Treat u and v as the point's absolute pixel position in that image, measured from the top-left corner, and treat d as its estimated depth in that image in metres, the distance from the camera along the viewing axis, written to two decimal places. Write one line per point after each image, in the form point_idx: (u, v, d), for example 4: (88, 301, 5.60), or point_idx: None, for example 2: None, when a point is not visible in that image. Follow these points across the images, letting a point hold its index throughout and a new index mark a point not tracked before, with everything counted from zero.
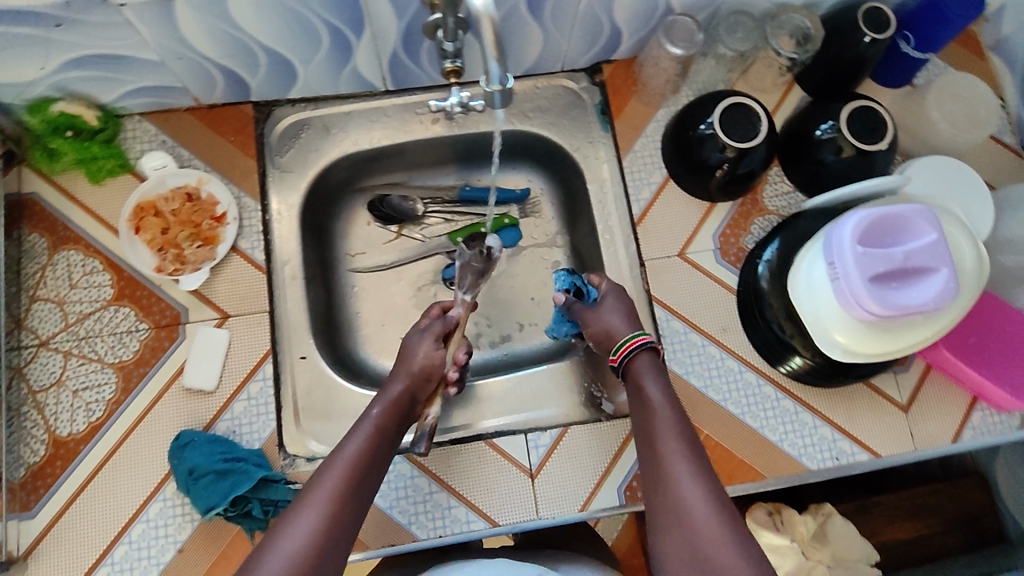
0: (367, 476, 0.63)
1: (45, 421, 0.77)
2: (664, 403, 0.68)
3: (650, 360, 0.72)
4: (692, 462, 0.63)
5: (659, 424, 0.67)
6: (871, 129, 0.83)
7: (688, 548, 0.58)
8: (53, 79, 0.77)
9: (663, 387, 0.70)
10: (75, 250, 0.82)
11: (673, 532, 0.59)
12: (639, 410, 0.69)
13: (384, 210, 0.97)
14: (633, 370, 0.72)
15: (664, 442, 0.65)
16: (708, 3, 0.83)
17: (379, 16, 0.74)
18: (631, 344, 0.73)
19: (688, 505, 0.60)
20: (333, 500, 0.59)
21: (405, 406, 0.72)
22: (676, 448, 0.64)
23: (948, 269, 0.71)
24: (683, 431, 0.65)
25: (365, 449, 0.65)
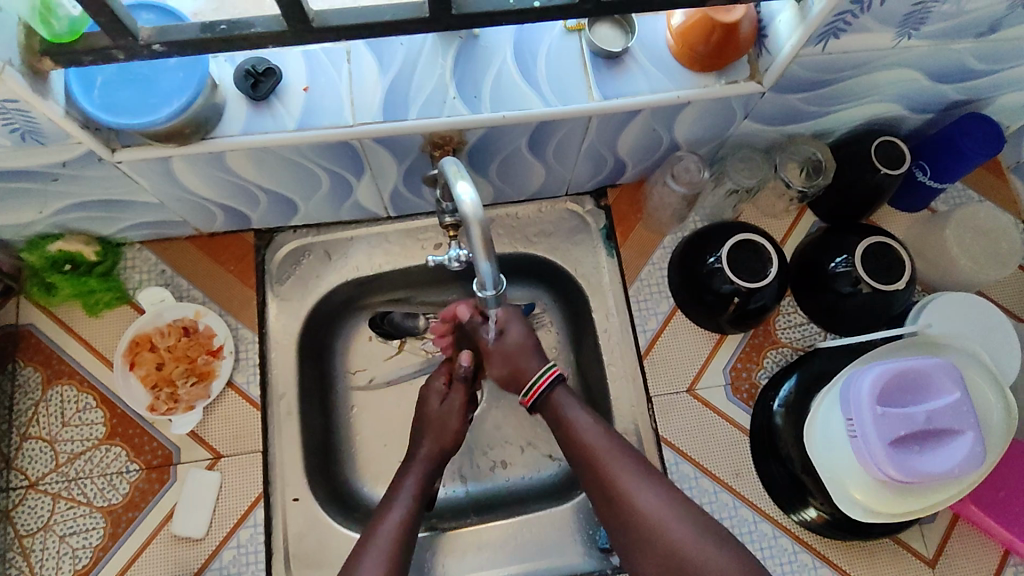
0: (407, 543, 0.71)
1: (30, 569, 0.75)
2: (590, 424, 0.72)
3: (565, 391, 0.75)
4: (642, 473, 0.69)
5: (597, 448, 0.70)
6: (887, 268, 0.80)
7: (661, 552, 0.64)
8: (53, 220, 0.76)
9: (584, 408, 0.74)
10: (69, 385, 0.81)
11: (652, 547, 0.65)
12: (570, 442, 0.72)
13: (386, 327, 0.93)
14: (555, 400, 0.74)
15: (610, 463, 0.69)
16: (714, 137, 0.81)
17: (379, 162, 0.74)
18: (543, 380, 0.74)
19: (652, 514, 0.66)
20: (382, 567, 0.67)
21: (439, 460, 0.79)
22: (615, 459, 0.69)
23: (974, 432, 0.67)
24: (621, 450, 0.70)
25: (403, 508, 0.73)
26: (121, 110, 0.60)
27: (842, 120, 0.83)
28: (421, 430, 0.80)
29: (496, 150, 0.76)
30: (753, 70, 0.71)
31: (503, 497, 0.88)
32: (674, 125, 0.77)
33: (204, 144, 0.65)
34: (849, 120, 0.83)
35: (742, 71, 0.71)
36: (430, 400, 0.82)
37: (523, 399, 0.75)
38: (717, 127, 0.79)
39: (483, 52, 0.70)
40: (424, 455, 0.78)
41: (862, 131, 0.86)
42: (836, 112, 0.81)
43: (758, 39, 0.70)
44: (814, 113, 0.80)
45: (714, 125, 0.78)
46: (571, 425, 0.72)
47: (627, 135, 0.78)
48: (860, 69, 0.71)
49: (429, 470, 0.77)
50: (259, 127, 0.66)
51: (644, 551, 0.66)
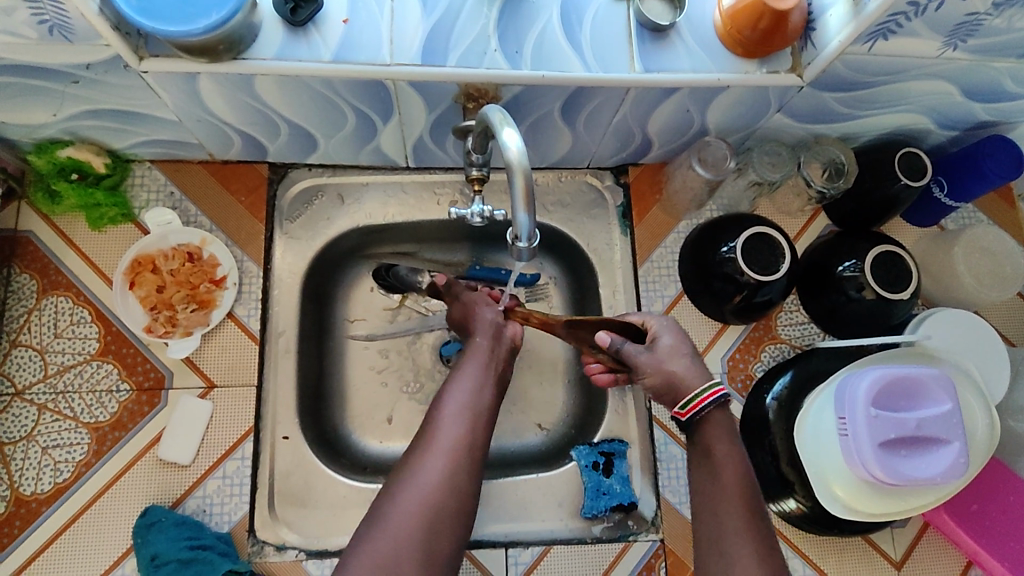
0: (469, 436, 0.66)
1: (9, 477, 0.74)
2: (737, 462, 0.63)
3: (721, 419, 0.65)
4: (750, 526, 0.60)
5: (726, 503, 0.61)
6: (894, 277, 0.81)
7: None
8: (65, 125, 0.74)
9: (739, 457, 0.63)
10: (65, 297, 0.79)
11: None
12: (703, 472, 0.64)
13: (390, 279, 0.90)
14: (711, 421, 0.65)
15: (728, 505, 0.61)
16: (745, 126, 0.81)
17: (409, 107, 0.72)
18: (698, 403, 0.65)
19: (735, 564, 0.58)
20: (450, 465, 0.64)
21: (500, 357, 0.74)
22: (736, 509, 0.61)
23: (961, 443, 0.69)
24: (750, 527, 0.60)
25: (473, 401, 0.69)
26: (159, 16, 0.58)
27: (870, 126, 0.83)
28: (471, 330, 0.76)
29: (529, 113, 0.75)
30: (795, 63, 0.71)
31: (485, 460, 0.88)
32: (707, 108, 0.76)
33: (236, 65, 0.64)
34: (876, 128, 0.84)
35: (785, 62, 0.71)
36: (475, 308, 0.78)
37: (676, 413, 0.67)
38: (750, 115, 0.79)
39: (530, 8, 0.69)
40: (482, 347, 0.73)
41: (885, 140, 0.87)
42: (866, 117, 0.81)
43: (806, 31, 0.69)
44: (845, 115, 0.80)
45: (747, 113, 0.78)
46: (710, 454, 0.64)
47: (660, 114, 0.77)
48: (896, 75, 0.71)
49: (491, 363, 0.72)
50: (294, 54, 0.65)
51: None
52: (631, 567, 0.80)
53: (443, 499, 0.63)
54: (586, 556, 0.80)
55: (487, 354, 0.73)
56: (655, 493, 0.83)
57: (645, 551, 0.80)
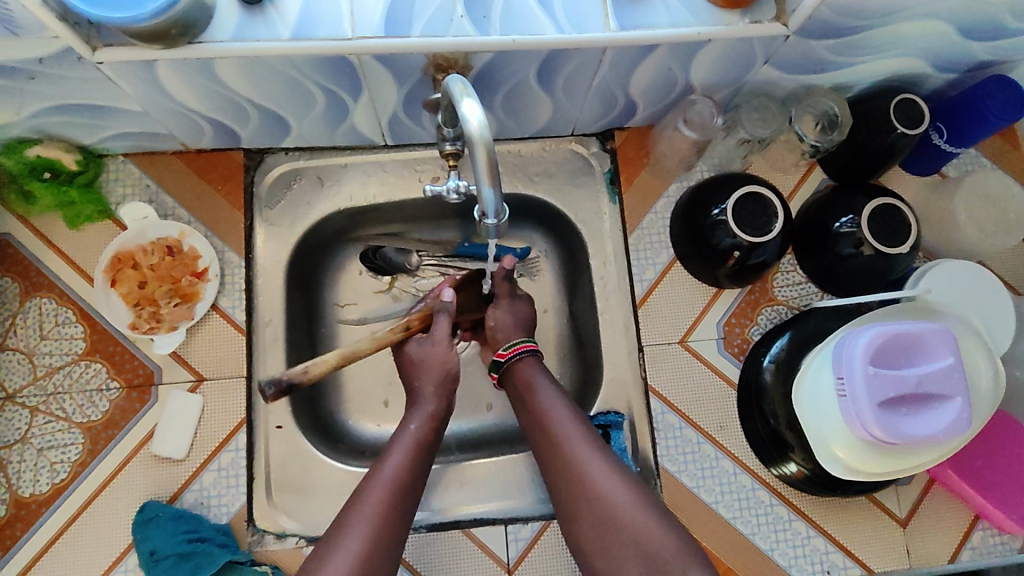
0: (407, 495, 0.64)
1: (7, 480, 0.74)
2: (553, 396, 0.70)
3: (536, 363, 0.73)
4: (593, 447, 0.66)
5: (563, 427, 0.68)
6: (893, 231, 0.78)
7: (612, 535, 0.61)
8: (29, 122, 0.72)
9: (548, 380, 0.72)
10: (48, 298, 0.79)
11: (593, 514, 0.63)
12: (531, 415, 0.70)
13: (378, 262, 0.90)
14: (517, 369, 0.73)
15: (563, 432, 0.67)
16: (732, 81, 0.78)
17: (378, 82, 0.70)
18: (519, 347, 0.74)
19: (593, 482, 0.64)
20: (377, 519, 0.61)
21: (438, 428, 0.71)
22: (572, 430, 0.67)
23: (963, 399, 0.67)
24: (596, 445, 0.67)
25: (408, 465, 0.66)
26: (104, 3, 0.55)
27: (864, 73, 0.79)
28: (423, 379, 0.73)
29: (503, 80, 0.72)
30: (780, 11, 0.67)
31: (483, 437, 0.87)
32: (690, 64, 0.73)
33: (193, 49, 0.61)
34: (871, 75, 0.80)
35: (769, 11, 0.67)
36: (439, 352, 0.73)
37: (497, 356, 0.74)
38: (736, 70, 0.75)
39: None
40: (430, 413, 0.70)
41: (881, 87, 0.83)
42: (859, 64, 0.77)
43: None
44: (837, 64, 0.76)
45: (732, 68, 0.75)
46: (531, 393, 0.71)
47: (641, 73, 0.74)
48: (888, 18, 0.67)
49: (430, 431, 0.70)
50: (251, 33, 0.62)
51: (594, 530, 0.62)
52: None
53: (371, 555, 0.60)
54: None
55: (433, 408, 0.71)
56: (655, 462, 0.82)
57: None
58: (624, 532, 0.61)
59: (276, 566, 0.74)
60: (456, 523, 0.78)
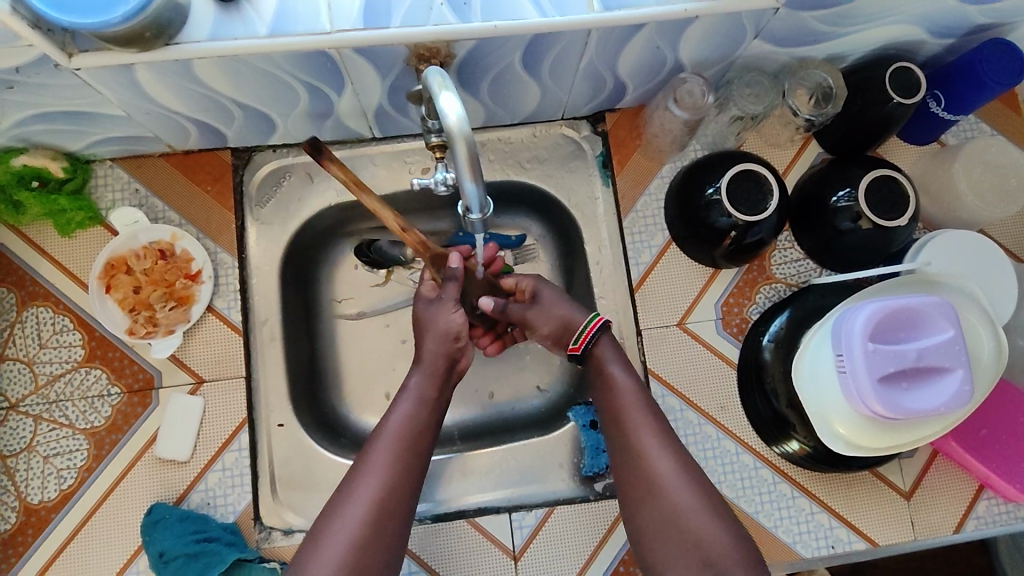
0: (413, 446, 0.66)
1: (16, 488, 0.75)
2: (630, 385, 0.70)
3: (611, 345, 0.73)
4: (666, 442, 0.67)
5: (635, 418, 0.69)
6: (891, 203, 0.77)
7: (671, 530, 0.64)
8: (13, 132, 0.71)
9: (627, 367, 0.72)
10: (45, 307, 0.79)
11: (656, 510, 0.65)
12: (607, 398, 0.71)
13: (373, 255, 0.88)
14: (595, 358, 0.73)
15: (635, 424, 0.68)
16: (722, 58, 0.76)
17: (361, 75, 0.69)
18: (590, 330, 0.73)
19: (661, 479, 0.65)
20: (388, 471, 0.64)
21: (441, 380, 0.71)
22: (643, 423, 0.68)
23: (965, 370, 0.66)
24: (671, 443, 0.67)
25: (413, 417, 0.68)
26: (73, 8, 0.54)
27: (858, 43, 0.77)
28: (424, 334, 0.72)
29: (487, 68, 0.71)
30: None
31: (485, 427, 0.87)
32: (678, 42, 0.71)
33: (169, 51, 0.60)
34: (865, 44, 0.78)
35: None
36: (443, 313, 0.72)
37: (571, 350, 0.73)
38: (726, 46, 0.73)
39: None
40: (430, 365, 0.71)
41: (876, 56, 0.81)
42: (851, 34, 0.75)
43: None
44: (829, 34, 0.74)
45: (722, 44, 0.73)
46: (608, 379, 0.71)
47: (628, 55, 0.73)
48: None
49: (432, 383, 0.71)
50: (228, 32, 0.61)
51: (654, 524, 0.65)
52: (604, 568, 0.76)
53: (381, 508, 0.62)
54: (592, 514, 0.78)
55: (437, 366, 0.71)
56: None
57: (614, 556, 0.77)
58: (686, 534, 0.63)
59: (284, 562, 0.75)
60: (461, 514, 0.79)
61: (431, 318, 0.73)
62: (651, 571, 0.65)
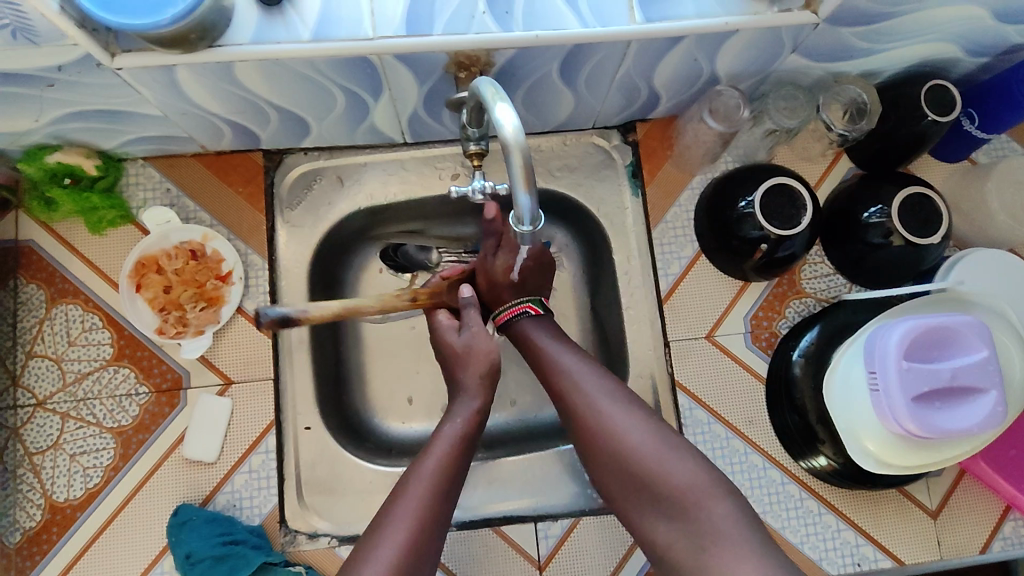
0: (453, 473, 0.64)
1: (42, 486, 0.75)
2: (559, 347, 0.68)
3: (537, 318, 0.71)
4: (603, 390, 0.64)
5: (568, 376, 0.65)
6: (923, 221, 0.77)
7: (636, 483, 0.60)
8: (50, 130, 0.71)
9: (554, 334, 0.70)
10: (74, 305, 0.79)
11: (615, 465, 0.61)
12: (540, 365, 0.68)
13: (398, 259, 0.89)
14: (522, 327, 0.71)
15: (572, 381, 0.65)
16: (758, 71, 0.76)
17: (399, 81, 0.69)
18: (514, 309, 0.71)
19: (610, 431, 0.62)
20: (425, 496, 0.61)
21: (481, 408, 0.71)
22: (581, 378, 0.65)
23: (998, 391, 0.66)
24: (613, 392, 0.64)
25: (451, 443, 0.66)
26: (122, 9, 0.54)
27: (895, 59, 0.77)
28: (458, 364, 0.72)
29: (525, 77, 0.71)
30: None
31: (510, 435, 0.87)
32: (716, 55, 0.71)
33: (211, 53, 0.60)
34: (901, 61, 0.78)
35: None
36: (477, 343, 0.72)
37: (495, 322, 0.73)
38: (763, 59, 0.73)
39: None
40: (468, 392, 0.71)
41: (911, 73, 0.81)
42: (889, 50, 0.75)
43: None
44: (866, 50, 0.74)
45: (760, 58, 0.73)
46: (537, 345, 0.69)
47: (665, 66, 0.72)
48: (921, 3, 0.65)
49: (471, 412, 0.70)
50: (271, 35, 0.61)
51: (621, 480, 0.61)
52: None
53: (420, 532, 0.60)
54: (617, 526, 0.78)
55: (476, 393, 0.71)
56: None
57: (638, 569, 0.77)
58: (650, 481, 0.59)
59: (309, 566, 0.75)
60: (487, 522, 0.79)
61: (466, 352, 0.72)
62: (638, 531, 0.61)
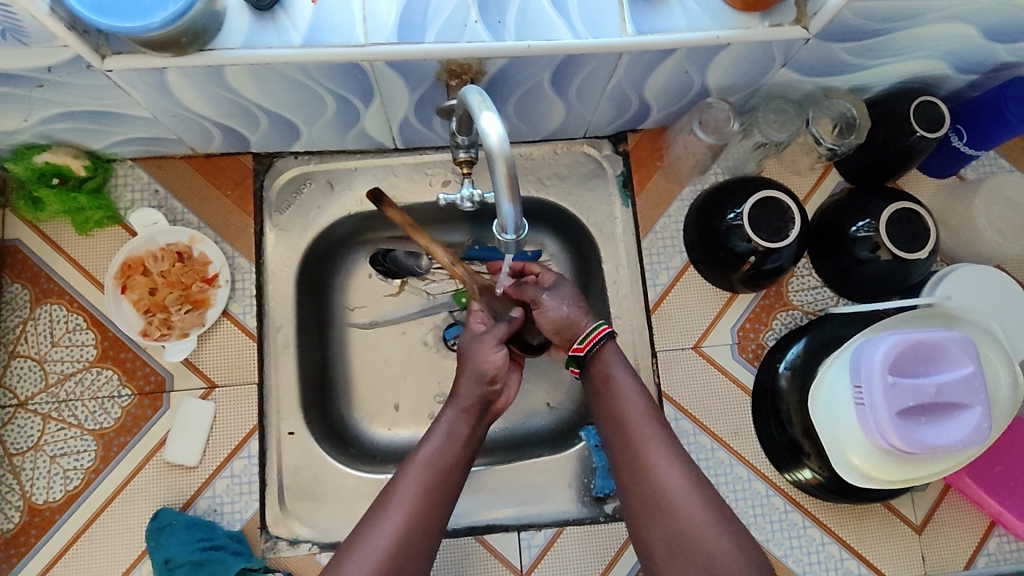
0: (442, 483, 0.65)
1: (21, 488, 0.74)
2: (632, 390, 0.69)
3: (616, 350, 0.72)
4: (668, 449, 0.65)
5: (637, 426, 0.66)
6: (911, 235, 0.77)
7: (682, 551, 0.59)
8: (37, 130, 0.71)
9: (632, 376, 0.70)
10: (58, 305, 0.78)
11: (664, 530, 0.61)
12: (609, 405, 0.69)
13: (388, 265, 0.89)
14: (597, 365, 0.72)
15: (639, 433, 0.66)
16: (748, 85, 0.77)
17: (390, 88, 0.69)
18: (594, 336, 0.72)
19: (665, 491, 0.62)
20: (413, 505, 0.63)
21: (473, 416, 0.71)
22: (649, 433, 0.66)
23: (982, 407, 0.66)
24: (679, 455, 0.64)
25: (445, 451, 0.67)
26: (113, 12, 0.54)
27: (884, 75, 0.77)
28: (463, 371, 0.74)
29: (516, 85, 0.71)
30: (800, 14, 0.66)
31: (495, 443, 0.87)
32: (707, 68, 0.71)
33: (202, 57, 0.60)
34: (890, 77, 0.78)
35: (789, 14, 0.66)
36: (486, 348, 0.74)
37: (574, 351, 0.73)
38: (754, 73, 0.74)
39: None
40: (461, 400, 0.72)
41: (900, 89, 0.81)
42: (878, 66, 0.75)
43: None
44: (856, 66, 0.74)
45: (750, 71, 0.73)
46: (611, 385, 0.70)
47: (656, 78, 0.73)
48: (910, 21, 0.65)
49: (466, 421, 0.70)
50: (262, 40, 0.61)
51: (664, 546, 0.61)
52: None
53: (405, 541, 0.61)
54: (600, 536, 0.78)
55: (471, 401, 0.72)
56: None
57: None
58: (697, 556, 0.58)
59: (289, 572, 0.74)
60: (470, 530, 0.78)
61: (472, 351, 0.75)
62: None
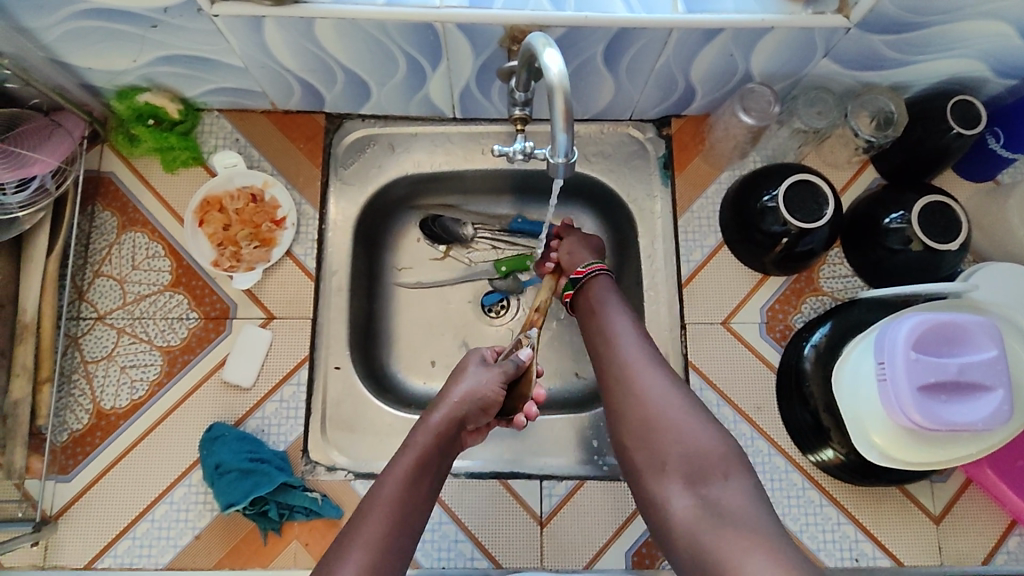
0: (405, 519, 0.65)
1: (92, 393, 0.82)
2: (616, 306, 0.79)
3: (607, 281, 0.82)
4: (647, 354, 0.74)
5: (622, 334, 0.76)
6: (943, 228, 0.79)
7: (653, 431, 0.67)
8: (143, 71, 0.80)
9: (618, 297, 0.81)
10: (141, 233, 0.87)
11: (639, 416, 0.69)
12: (597, 320, 0.79)
13: (435, 230, 0.95)
14: (588, 287, 0.82)
15: (623, 340, 0.75)
16: (790, 74, 0.82)
17: (458, 52, 0.76)
18: (593, 267, 0.83)
19: (643, 387, 0.70)
20: (380, 540, 0.63)
21: (443, 447, 0.71)
22: (631, 339, 0.75)
23: (1005, 390, 0.67)
24: (656, 360, 0.73)
25: (407, 483, 0.67)
26: None
27: (923, 73, 0.81)
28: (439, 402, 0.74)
29: (572, 58, 0.77)
30: (842, 5, 0.71)
31: None
32: (751, 53, 0.76)
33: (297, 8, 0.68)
34: (929, 76, 0.82)
35: (830, 5, 0.71)
36: (475, 384, 0.75)
37: (574, 274, 0.84)
38: (796, 62, 0.79)
39: None
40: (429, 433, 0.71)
41: (940, 90, 0.85)
42: (919, 63, 0.79)
43: None
44: (896, 61, 0.78)
45: (793, 59, 0.78)
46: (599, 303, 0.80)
47: (702, 59, 0.78)
48: (949, 15, 0.69)
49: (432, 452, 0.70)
50: None
51: (637, 432, 0.69)
52: (627, 545, 0.79)
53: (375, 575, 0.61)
54: (620, 492, 0.81)
55: (443, 432, 0.71)
56: None
57: (638, 537, 0.79)
58: (668, 436, 0.66)
59: (325, 494, 0.79)
60: (496, 475, 0.82)
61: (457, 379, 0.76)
62: (637, 479, 0.68)
